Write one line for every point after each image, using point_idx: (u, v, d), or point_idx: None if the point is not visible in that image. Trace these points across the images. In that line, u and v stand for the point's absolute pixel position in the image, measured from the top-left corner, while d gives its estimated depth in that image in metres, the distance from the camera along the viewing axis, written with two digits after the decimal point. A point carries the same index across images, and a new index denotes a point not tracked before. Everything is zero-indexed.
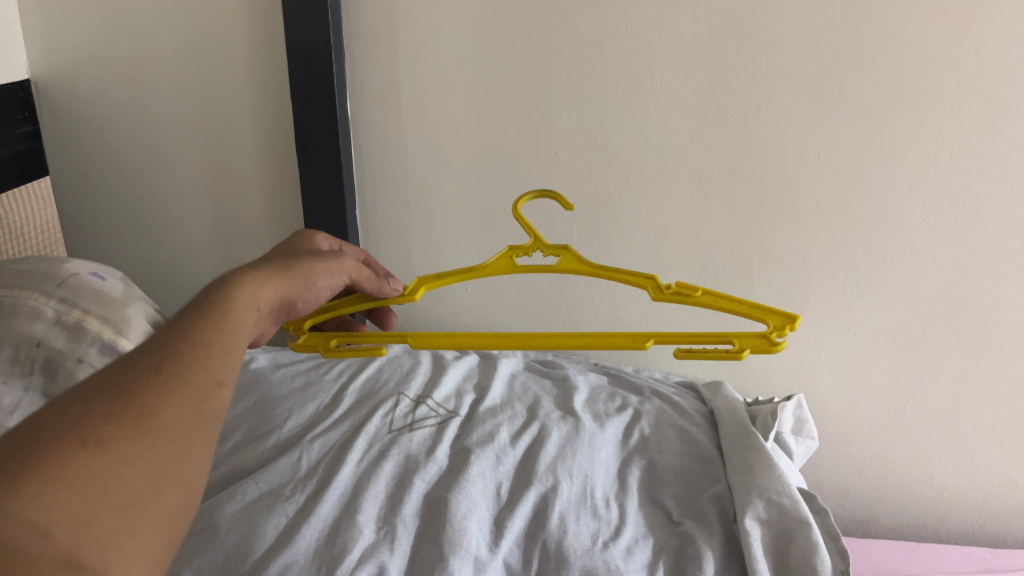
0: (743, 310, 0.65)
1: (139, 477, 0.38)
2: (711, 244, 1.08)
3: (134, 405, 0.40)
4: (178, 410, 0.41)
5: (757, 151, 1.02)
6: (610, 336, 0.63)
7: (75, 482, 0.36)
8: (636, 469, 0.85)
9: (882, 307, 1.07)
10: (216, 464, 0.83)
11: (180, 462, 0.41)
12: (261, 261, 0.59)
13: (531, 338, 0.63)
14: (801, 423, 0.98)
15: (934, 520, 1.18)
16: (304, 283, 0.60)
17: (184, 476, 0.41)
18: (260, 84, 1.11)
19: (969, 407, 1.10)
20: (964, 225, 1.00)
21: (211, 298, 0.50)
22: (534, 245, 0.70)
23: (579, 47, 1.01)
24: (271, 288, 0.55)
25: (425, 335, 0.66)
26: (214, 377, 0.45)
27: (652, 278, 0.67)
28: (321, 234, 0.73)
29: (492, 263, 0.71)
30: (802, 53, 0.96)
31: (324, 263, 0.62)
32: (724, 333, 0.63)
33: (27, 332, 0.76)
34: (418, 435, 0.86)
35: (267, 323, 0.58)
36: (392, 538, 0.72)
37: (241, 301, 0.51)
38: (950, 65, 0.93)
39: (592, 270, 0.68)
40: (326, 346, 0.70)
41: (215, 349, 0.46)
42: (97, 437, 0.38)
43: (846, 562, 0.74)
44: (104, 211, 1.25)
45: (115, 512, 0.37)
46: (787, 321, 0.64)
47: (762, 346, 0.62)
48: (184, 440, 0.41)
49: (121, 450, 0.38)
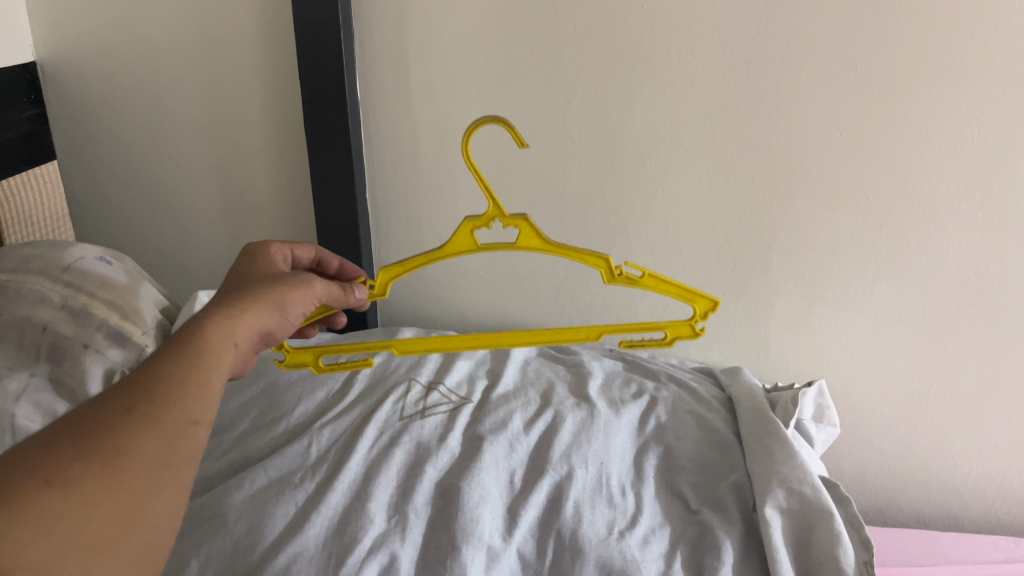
0: (678, 292, 0.68)
1: (104, 521, 0.39)
2: (729, 225, 1.06)
3: (102, 446, 0.40)
4: (148, 450, 0.42)
5: (776, 131, 0.99)
6: (565, 329, 0.69)
7: (39, 525, 0.36)
8: (653, 457, 0.83)
9: (906, 289, 1.05)
10: (224, 452, 0.82)
11: (148, 504, 0.41)
12: (231, 293, 0.57)
13: (498, 338, 0.68)
14: (823, 410, 0.95)
15: (957, 509, 1.16)
16: (277, 312, 0.58)
17: (152, 518, 0.41)
18: (269, 64, 1.09)
19: (995, 392, 1.07)
20: (992, 205, 0.97)
21: (183, 337, 0.49)
22: (493, 215, 0.65)
23: (594, 25, 0.98)
24: (247, 323, 0.54)
25: (408, 342, 0.69)
26: (190, 416, 0.45)
27: (606, 262, 0.66)
28: (272, 244, 0.72)
29: (453, 240, 0.67)
30: (825, 27, 0.93)
31: (296, 289, 0.61)
32: (659, 324, 0.69)
33: (33, 316, 0.75)
34: (429, 423, 0.84)
35: (246, 358, 0.57)
36: (403, 527, 0.70)
37: (216, 338, 0.51)
38: (979, 40, 0.90)
39: (550, 251, 0.66)
40: (317, 366, 0.71)
41: (190, 387, 0.46)
42: (62, 478, 0.38)
43: (870, 552, 0.71)
44: (111, 195, 1.24)
45: (80, 556, 0.38)
46: (711, 307, 0.69)
47: (687, 335, 0.70)
48: (156, 480, 0.42)
49: (86, 492, 0.39)
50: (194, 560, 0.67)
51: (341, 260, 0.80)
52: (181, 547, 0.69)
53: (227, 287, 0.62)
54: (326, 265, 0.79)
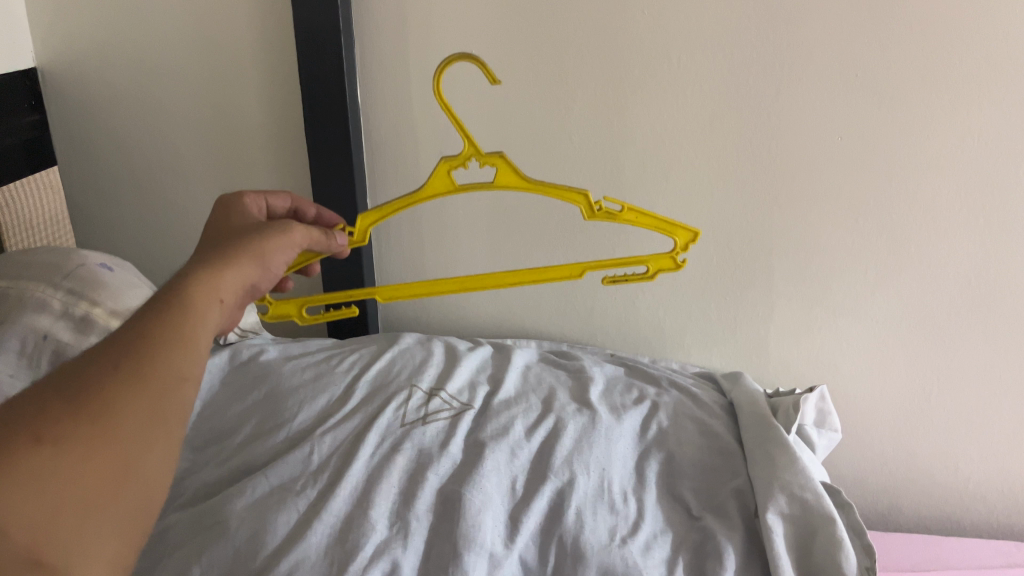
0: (656, 226, 0.72)
1: (97, 478, 0.40)
2: (730, 230, 1.06)
3: (93, 404, 0.41)
4: (138, 407, 0.43)
5: (777, 136, 0.99)
6: (551, 267, 0.72)
7: (31, 483, 0.38)
8: (654, 463, 0.83)
9: (907, 294, 1.05)
10: (226, 459, 0.82)
11: (139, 461, 0.43)
12: (212, 247, 0.57)
13: (482, 280, 0.72)
14: (824, 415, 0.95)
15: (958, 512, 1.16)
16: (261, 263, 0.58)
17: (143, 474, 0.43)
18: (268, 70, 1.09)
19: (996, 396, 1.07)
20: (992, 209, 0.97)
21: (168, 295, 0.50)
22: (469, 153, 0.67)
23: (595, 31, 0.98)
24: (231, 277, 0.55)
25: (392, 288, 0.73)
26: (179, 373, 0.46)
27: (586, 198, 0.69)
28: (246, 194, 0.73)
29: (431, 181, 0.69)
30: (825, 33, 0.93)
31: (275, 237, 0.61)
32: (642, 257, 0.73)
33: (34, 324, 0.74)
34: (431, 429, 0.83)
35: (234, 313, 0.57)
36: (405, 535, 0.70)
37: (201, 295, 0.51)
38: (978, 45, 0.90)
39: (529, 187, 0.68)
40: (302, 317, 0.75)
41: (177, 343, 0.47)
42: (53, 435, 0.39)
43: (872, 559, 0.72)
44: (111, 201, 1.24)
45: (73, 512, 0.39)
46: (691, 238, 0.73)
47: (669, 267, 0.75)
48: (146, 438, 0.43)
49: (78, 449, 0.40)
50: (195, 567, 0.68)
51: (318, 209, 0.80)
52: (183, 556, 0.69)
53: (207, 242, 0.62)
54: (304, 213, 0.79)
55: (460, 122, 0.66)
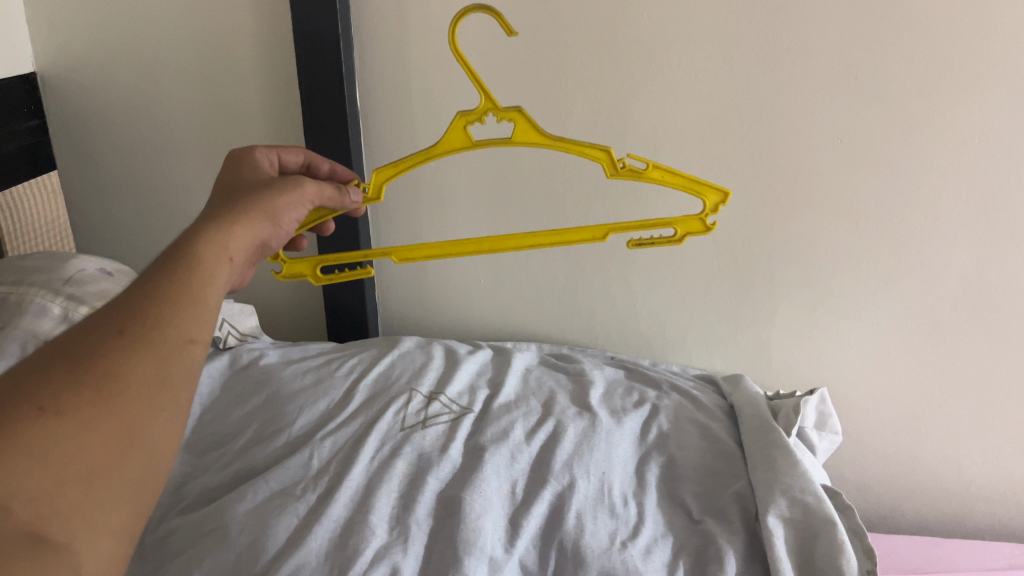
0: (686, 185, 0.70)
1: (102, 445, 0.40)
2: (731, 233, 1.06)
3: (97, 371, 0.41)
4: (142, 372, 0.43)
5: (777, 139, 0.99)
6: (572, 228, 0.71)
7: (33, 453, 0.38)
8: (655, 467, 0.83)
9: (908, 295, 1.04)
10: (227, 464, 0.82)
11: (146, 427, 0.42)
12: (221, 206, 0.57)
13: (502, 241, 0.70)
14: (825, 417, 0.95)
15: (961, 514, 1.15)
16: (270, 221, 0.58)
17: (151, 440, 0.43)
18: (268, 74, 1.09)
19: (998, 398, 1.07)
20: (993, 211, 0.97)
21: (175, 255, 0.49)
22: (486, 108, 0.66)
23: (594, 33, 0.98)
24: (240, 236, 0.54)
25: (408, 249, 0.71)
26: (185, 335, 0.46)
27: (607, 155, 0.68)
28: (257, 148, 0.71)
29: (446, 136, 0.68)
30: (825, 35, 0.93)
31: (286, 194, 0.61)
32: (670, 219, 0.71)
33: (35, 329, 0.74)
34: (431, 433, 0.83)
35: (246, 271, 0.57)
36: (405, 539, 0.70)
37: (209, 254, 0.51)
38: (979, 46, 0.90)
39: (549, 143, 0.67)
40: (315, 276, 0.73)
41: (183, 305, 0.47)
42: (56, 405, 0.39)
43: (873, 562, 0.71)
44: (111, 205, 1.24)
45: (77, 482, 0.39)
46: (721, 199, 0.71)
47: (698, 230, 0.72)
48: (153, 403, 0.43)
49: (81, 418, 0.40)
50: (197, 570, 0.68)
51: (331, 164, 0.78)
52: (184, 561, 0.69)
53: (218, 199, 0.62)
54: (316, 167, 0.77)
55: (477, 75, 0.65)
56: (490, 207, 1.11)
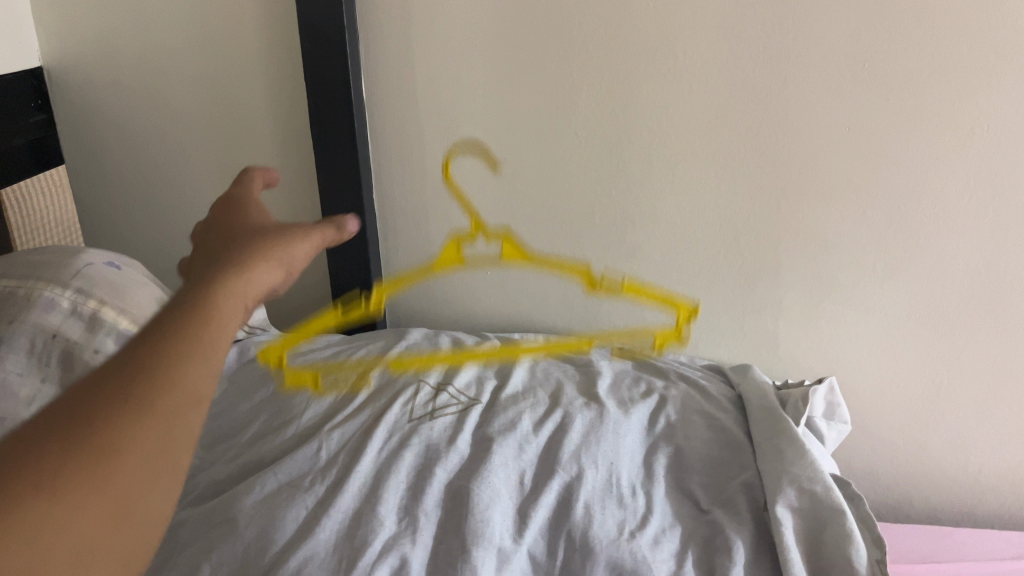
0: (656, 298, 0.79)
1: (93, 527, 0.33)
2: (738, 223, 1.05)
3: (92, 440, 0.34)
4: (146, 441, 0.35)
5: (784, 128, 0.99)
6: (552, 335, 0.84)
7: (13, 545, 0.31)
8: (662, 456, 0.83)
9: (917, 284, 1.04)
10: (235, 455, 0.83)
11: (144, 503, 0.35)
12: (228, 246, 0.48)
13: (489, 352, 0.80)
14: (834, 407, 0.94)
15: (969, 504, 1.15)
16: (286, 264, 0.50)
17: (146, 517, 0.35)
18: (273, 67, 1.09)
19: (1008, 387, 1.06)
20: (1001, 199, 0.96)
21: (185, 304, 0.41)
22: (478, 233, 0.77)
23: (599, 23, 0.98)
24: (255, 282, 0.46)
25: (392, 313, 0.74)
26: (194, 398, 0.38)
27: (585, 273, 0.76)
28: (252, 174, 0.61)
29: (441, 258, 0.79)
30: (832, 23, 0.92)
31: (299, 236, 0.52)
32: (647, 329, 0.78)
33: (44, 322, 0.75)
34: (438, 424, 0.83)
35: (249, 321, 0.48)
36: (414, 529, 0.70)
37: (221, 304, 0.42)
38: (988, 33, 0.89)
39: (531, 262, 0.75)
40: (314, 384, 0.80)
41: (194, 363, 0.38)
42: (47, 485, 0.32)
43: (882, 551, 0.71)
44: (117, 199, 1.24)
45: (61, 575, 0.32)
46: (691, 313, 0.79)
47: (673, 341, 0.81)
48: (154, 476, 0.35)
49: (74, 498, 0.32)
50: (205, 564, 0.68)
51: None
52: (193, 553, 0.69)
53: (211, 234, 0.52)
54: None
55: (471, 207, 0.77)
56: (497, 198, 1.11)
